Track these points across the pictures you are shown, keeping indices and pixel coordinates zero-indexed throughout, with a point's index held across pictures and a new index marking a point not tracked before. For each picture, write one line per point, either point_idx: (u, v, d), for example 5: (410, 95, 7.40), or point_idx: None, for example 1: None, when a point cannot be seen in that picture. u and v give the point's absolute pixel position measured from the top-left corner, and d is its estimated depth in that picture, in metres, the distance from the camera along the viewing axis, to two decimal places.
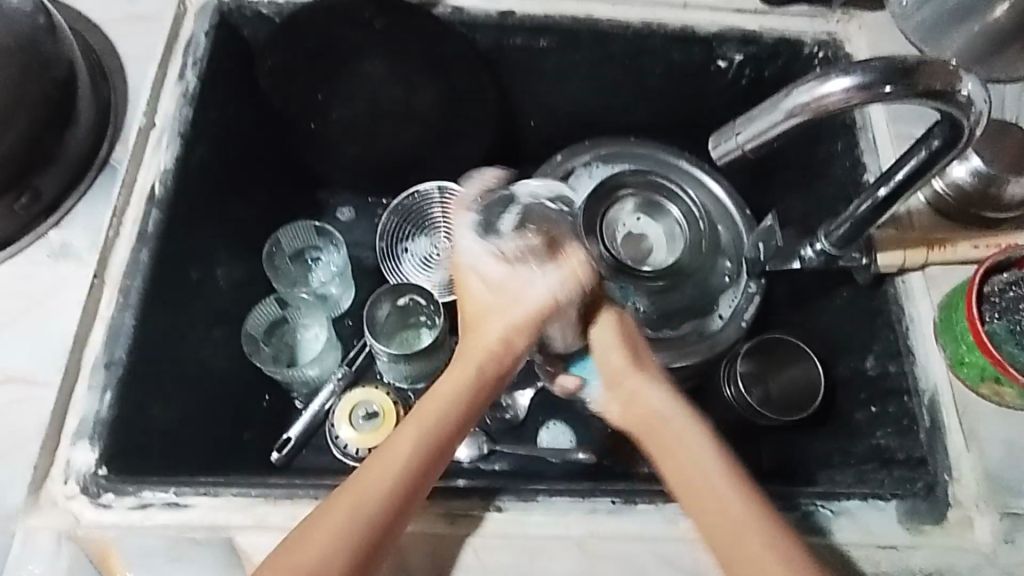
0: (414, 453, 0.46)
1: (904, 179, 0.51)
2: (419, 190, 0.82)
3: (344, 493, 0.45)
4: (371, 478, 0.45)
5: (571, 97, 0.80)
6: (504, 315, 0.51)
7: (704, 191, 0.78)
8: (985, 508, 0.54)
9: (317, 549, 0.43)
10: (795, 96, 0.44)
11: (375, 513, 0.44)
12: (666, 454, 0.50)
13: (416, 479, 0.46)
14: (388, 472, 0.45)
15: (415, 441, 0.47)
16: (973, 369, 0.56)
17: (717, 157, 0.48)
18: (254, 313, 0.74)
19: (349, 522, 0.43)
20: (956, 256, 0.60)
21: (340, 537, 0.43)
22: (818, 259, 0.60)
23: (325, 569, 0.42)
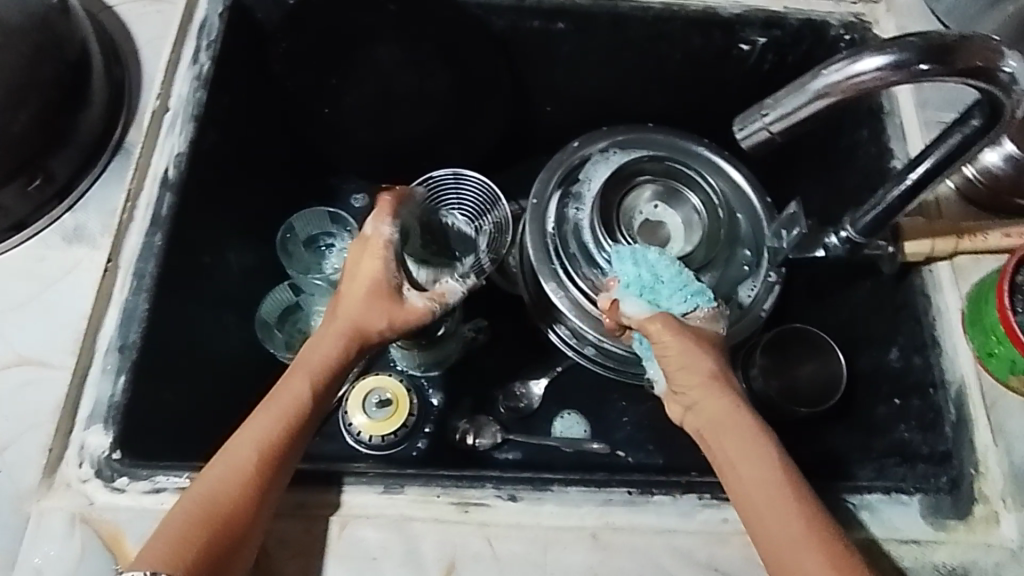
0: (274, 408, 0.50)
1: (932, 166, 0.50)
2: (433, 176, 0.83)
3: (224, 447, 0.48)
4: (249, 426, 0.49)
5: (588, 82, 0.79)
6: (366, 303, 0.56)
7: (723, 178, 0.77)
8: (1010, 504, 0.52)
9: (199, 488, 0.46)
10: (825, 76, 0.42)
11: (239, 471, 0.47)
12: (738, 472, 0.49)
13: (279, 437, 0.49)
14: (261, 426, 0.49)
15: (275, 398, 0.51)
16: (1003, 361, 0.54)
17: (741, 140, 0.46)
18: (267, 298, 0.74)
19: (212, 478, 0.47)
20: (988, 245, 0.58)
21: (212, 487, 0.46)
22: (843, 247, 0.58)
23: (214, 505, 0.45)
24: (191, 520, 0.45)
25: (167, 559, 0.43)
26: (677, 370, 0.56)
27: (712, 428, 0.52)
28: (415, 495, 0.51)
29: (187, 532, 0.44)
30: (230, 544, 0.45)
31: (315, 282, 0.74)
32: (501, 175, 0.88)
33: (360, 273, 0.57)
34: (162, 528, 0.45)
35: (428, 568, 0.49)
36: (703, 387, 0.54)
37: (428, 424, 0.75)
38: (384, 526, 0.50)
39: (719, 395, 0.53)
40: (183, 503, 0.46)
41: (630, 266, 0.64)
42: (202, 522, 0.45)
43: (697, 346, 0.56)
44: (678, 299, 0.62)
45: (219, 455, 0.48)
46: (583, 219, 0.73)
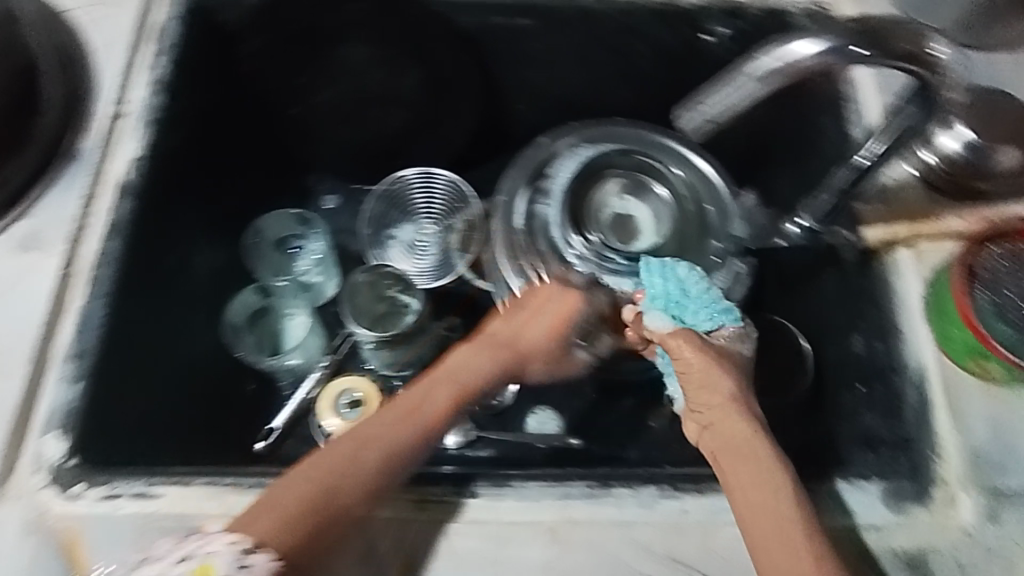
0: (399, 420, 0.51)
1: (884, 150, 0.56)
2: (402, 176, 0.85)
3: (357, 433, 0.49)
4: (384, 426, 0.50)
5: (555, 76, 0.79)
6: (538, 338, 0.64)
7: (690, 169, 0.76)
8: (969, 487, 0.52)
9: (318, 466, 0.47)
10: (762, 60, 0.43)
11: (357, 471, 0.47)
12: (750, 504, 0.47)
13: (397, 459, 0.49)
14: (388, 434, 0.50)
15: (412, 406, 0.52)
16: (959, 346, 0.54)
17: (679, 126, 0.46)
18: (235, 302, 0.74)
19: (331, 462, 0.47)
20: (946, 229, 0.58)
21: (328, 466, 0.47)
22: (804, 235, 0.61)
23: (321, 496, 0.46)
24: (304, 494, 0.46)
25: (277, 529, 0.44)
26: (696, 390, 0.54)
27: (721, 453, 0.50)
28: None
29: (293, 505, 0.45)
30: (312, 541, 0.45)
31: (284, 285, 0.78)
32: (473, 173, 0.87)
33: (533, 316, 0.64)
34: (279, 491, 0.46)
35: (386, 567, 0.49)
36: (723, 408, 0.52)
37: None
38: None
39: (739, 419, 0.52)
40: (302, 475, 0.47)
41: (657, 280, 0.60)
42: (310, 504, 0.45)
43: (716, 364, 0.54)
44: (704, 317, 0.58)
45: (351, 438, 0.49)
46: (551, 215, 0.73)
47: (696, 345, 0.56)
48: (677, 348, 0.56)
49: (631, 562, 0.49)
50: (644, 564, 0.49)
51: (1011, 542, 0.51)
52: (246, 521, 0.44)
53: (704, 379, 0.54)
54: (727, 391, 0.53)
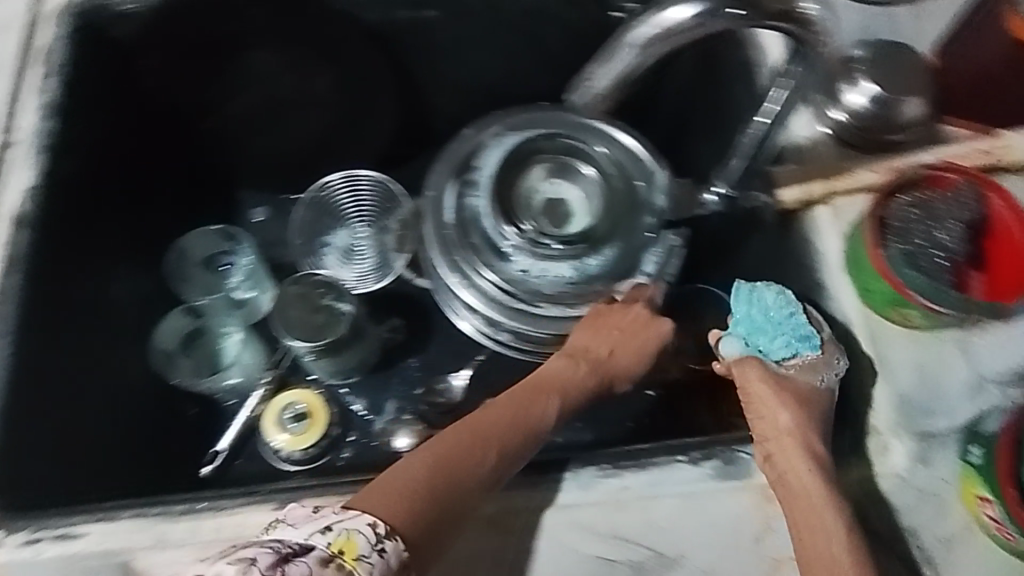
0: (502, 433, 0.50)
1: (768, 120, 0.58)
2: (329, 182, 0.84)
3: (456, 437, 0.49)
4: (482, 434, 0.50)
5: (472, 67, 0.78)
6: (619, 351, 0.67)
7: (616, 145, 0.75)
8: (898, 432, 0.53)
9: (417, 467, 0.47)
10: (642, 27, 0.53)
11: (455, 480, 0.47)
12: (809, 541, 0.46)
13: (494, 465, 0.49)
14: (499, 443, 0.50)
15: (514, 417, 0.52)
16: (878, 296, 0.55)
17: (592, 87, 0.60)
18: (162, 327, 0.72)
19: (428, 470, 0.47)
20: (858, 182, 0.59)
21: (453, 457, 0.48)
22: (723, 203, 0.62)
23: (418, 497, 0.45)
24: (429, 481, 0.46)
25: (397, 511, 0.44)
26: (755, 417, 0.52)
27: (780, 487, 0.49)
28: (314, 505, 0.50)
29: (426, 491, 0.46)
30: (418, 542, 0.43)
31: (215, 304, 0.76)
32: (402, 172, 0.87)
33: (616, 331, 0.67)
34: (400, 477, 0.46)
35: None
36: (782, 436, 0.50)
37: (352, 432, 0.73)
38: None
39: (802, 458, 0.49)
40: (424, 459, 0.48)
41: (739, 301, 0.55)
42: (424, 492, 0.45)
43: (779, 398, 0.52)
44: (781, 345, 0.54)
45: (451, 442, 0.49)
46: (481, 205, 0.72)
47: (765, 374, 0.53)
48: (743, 375, 0.54)
49: (573, 544, 0.49)
50: (586, 544, 0.49)
51: (940, 481, 0.52)
52: (365, 499, 0.44)
53: (760, 413, 0.52)
54: (788, 424, 0.50)
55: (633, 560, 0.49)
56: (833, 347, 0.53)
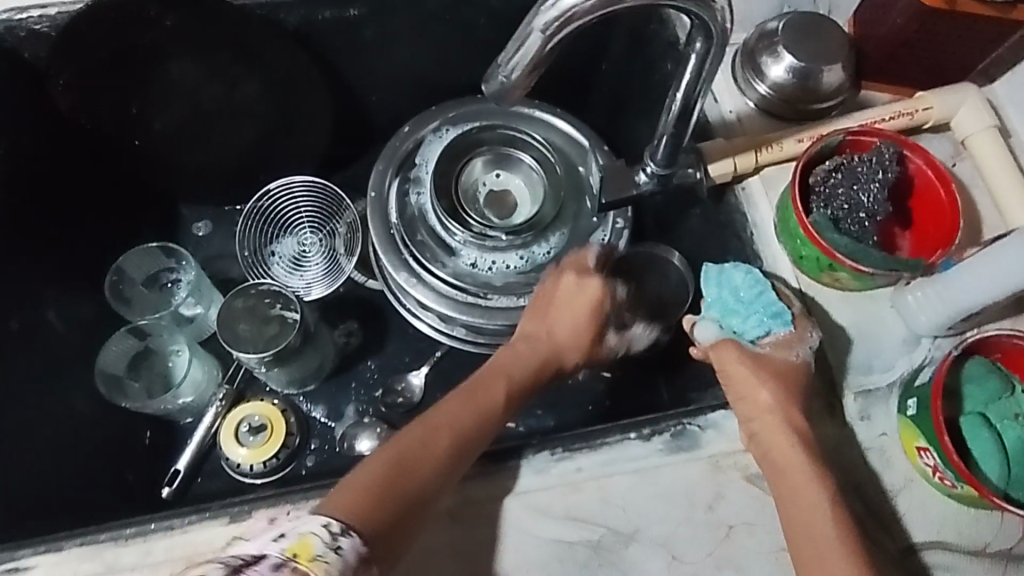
0: (460, 425, 0.50)
1: (686, 93, 0.52)
2: (271, 190, 0.82)
3: (409, 435, 0.49)
4: (442, 424, 0.50)
5: (400, 64, 0.78)
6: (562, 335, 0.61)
7: (552, 131, 0.77)
8: (839, 390, 0.55)
9: (381, 467, 0.47)
10: (542, 12, 0.43)
11: (420, 479, 0.47)
12: (797, 513, 0.47)
13: (451, 459, 0.49)
14: (453, 434, 0.50)
15: (468, 401, 0.53)
16: (810, 261, 0.56)
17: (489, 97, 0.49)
18: (109, 350, 0.71)
19: (392, 467, 0.47)
20: (786, 152, 0.60)
21: (415, 459, 0.47)
22: (652, 181, 0.60)
23: (385, 493, 0.45)
24: (387, 485, 0.45)
25: (358, 509, 0.43)
26: (737, 397, 0.53)
27: (768, 461, 0.50)
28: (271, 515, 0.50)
29: (382, 494, 0.45)
30: (385, 546, 0.43)
31: (161, 321, 0.73)
32: (346, 173, 0.86)
33: (552, 315, 0.61)
34: (359, 477, 0.45)
35: None
36: (767, 411, 0.51)
37: (313, 440, 0.74)
38: None
39: (785, 428, 0.50)
40: (382, 461, 0.47)
41: (710, 285, 0.56)
42: (387, 490, 0.45)
43: (756, 373, 0.53)
44: (755, 323, 0.55)
45: (409, 439, 0.49)
46: (426, 203, 0.73)
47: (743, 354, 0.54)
48: (721, 356, 0.54)
49: (531, 529, 0.49)
50: (544, 528, 0.49)
51: (881, 434, 0.53)
52: (331, 501, 0.44)
53: (740, 391, 0.53)
54: (769, 398, 0.51)
55: (590, 538, 0.49)
56: (805, 322, 0.54)
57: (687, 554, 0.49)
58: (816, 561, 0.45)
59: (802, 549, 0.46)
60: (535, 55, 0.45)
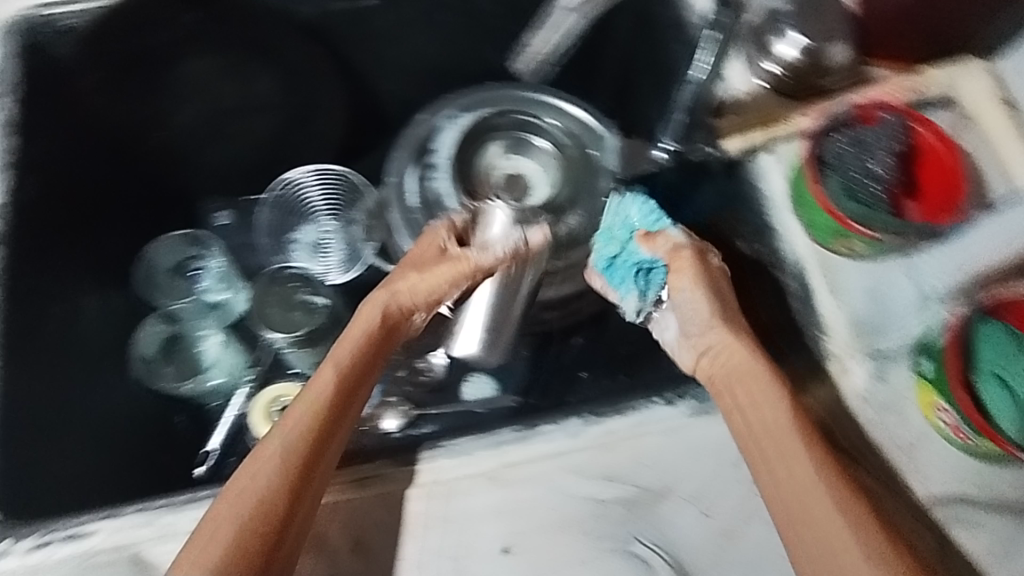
0: (304, 421, 0.51)
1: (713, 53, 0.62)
2: (288, 178, 0.77)
3: (261, 452, 0.49)
4: (288, 430, 0.50)
5: (413, 51, 0.79)
6: (404, 287, 0.61)
7: (568, 116, 0.78)
8: (856, 354, 0.57)
9: (232, 498, 0.47)
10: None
11: (273, 489, 0.47)
12: (757, 415, 0.50)
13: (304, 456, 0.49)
14: (299, 426, 0.50)
15: (309, 397, 0.52)
16: (824, 230, 0.59)
17: (521, 66, 0.63)
18: (139, 337, 0.71)
19: (242, 493, 0.47)
20: (795, 128, 0.64)
21: (262, 476, 0.48)
22: (673, 159, 0.65)
23: (251, 517, 0.46)
24: (240, 514, 0.46)
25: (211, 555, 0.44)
26: (684, 305, 0.56)
27: (721, 379, 0.53)
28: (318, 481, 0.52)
29: (232, 523, 0.45)
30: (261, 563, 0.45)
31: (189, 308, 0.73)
32: None
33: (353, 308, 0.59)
34: (208, 523, 0.46)
35: (340, 547, 0.50)
36: (709, 325, 0.55)
37: None
38: None
39: (738, 337, 0.54)
40: (228, 492, 0.47)
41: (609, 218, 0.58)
42: (249, 512, 0.46)
43: (703, 285, 0.56)
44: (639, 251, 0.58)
45: (258, 458, 0.49)
46: (443, 188, 0.75)
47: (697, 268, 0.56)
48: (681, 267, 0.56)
49: (568, 488, 0.52)
50: (580, 487, 0.52)
51: (898, 394, 0.56)
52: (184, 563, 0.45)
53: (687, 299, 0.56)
54: (705, 302, 0.55)
55: (623, 497, 0.51)
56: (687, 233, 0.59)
57: (717, 509, 0.51)
58: (782, 458, 0.48)
59: (770, 457, 0.49)
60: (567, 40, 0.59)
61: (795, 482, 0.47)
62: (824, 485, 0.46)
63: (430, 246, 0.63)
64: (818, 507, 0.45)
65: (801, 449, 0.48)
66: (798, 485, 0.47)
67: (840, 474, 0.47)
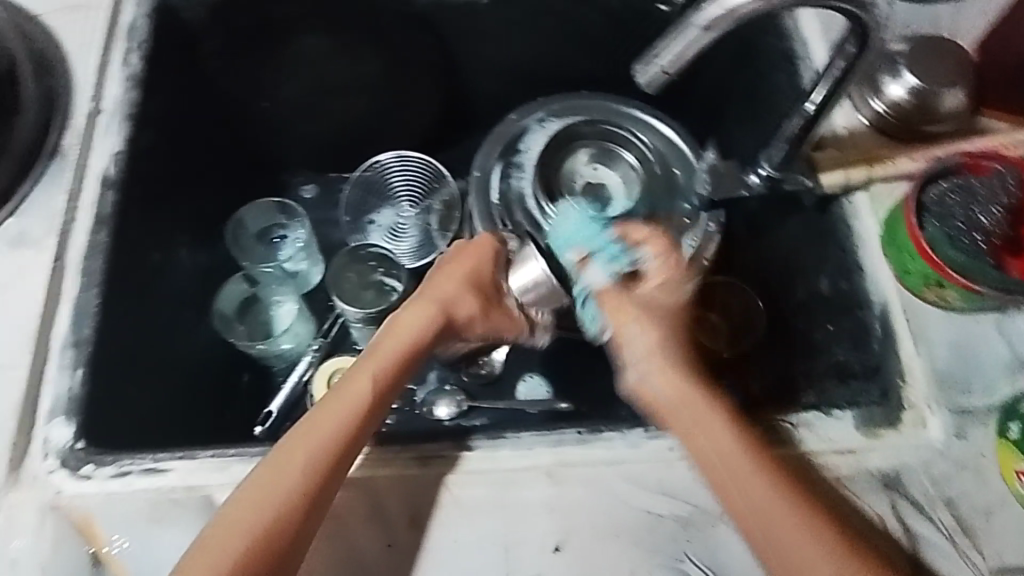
0: (324, 435, 0.49)
1: (828, 91, 0.55)
2: (379, 161, 0.87)
3: (275, 462, 0.49)
4: (304, 444, 0.49)
5: (515, 51, 0.80)
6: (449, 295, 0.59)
7: (654, 134, 0.79)
8: (935, 407, 0.55)
9: (242, 509, 0.47)
10: (707, 10, 0.44)
11: (282, 506, 0.47)
12: (701, 441, 0.50)
13: (317, 471, 0.48)
14: (316, 442, 0.49)
15: (332, 406, 0.51)
16: (917, 276, 0.58)
17: (643, 84, 0.49)
18: (223, 292, 0.76)
19: (250, 507, 0.47)
20: (898, 170, 0.62)
21: (270, 490, 0.47)
22: (763, 184, 0.62)
23: (257, 531, 0.46)
24: (247, 530, 0.46)
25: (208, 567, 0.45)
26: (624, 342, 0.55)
27: (665, 409, 0.52)
28: (378, 453, 0.53)
29: (240, 540, 0.46)
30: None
31: (269, 272, 0.79)
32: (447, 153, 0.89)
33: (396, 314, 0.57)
34: (215, 536, 0.46)
35: (397, 521, 0.51)
36: (652, 353, 0.53)
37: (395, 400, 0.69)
38: (350, 486, 0.52)
39: (668, 365, 0.53)
40: (236, 502, 0.48)
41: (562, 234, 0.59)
42: (257, 528, 0.46)
43: (641, 319, 0.54)
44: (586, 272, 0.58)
45: (273, 469, 0.48)
46: (526, 188, 0.75)
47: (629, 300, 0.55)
48: (616, 307, 0.55)
49: (627, 498, 0.52)
50: (638, 498, 0.52)
51: (977, 453, 0.54)
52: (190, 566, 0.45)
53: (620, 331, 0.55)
54: (642, 338, 0.54)
55: (680, 514, 0.51)
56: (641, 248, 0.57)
57: None
58: (740, 487, 0.48)
59: (734, 488, 0.48)
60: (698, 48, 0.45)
61: (761, 503, 0.47)
62: (784, 501, 0.47)
63: (481, 261, 0.60)
64: (779, 520, 0.47)
65: (763, 481, 0.48)
66: (761, 510, 0.47)
67: (806, 504, 0.47)
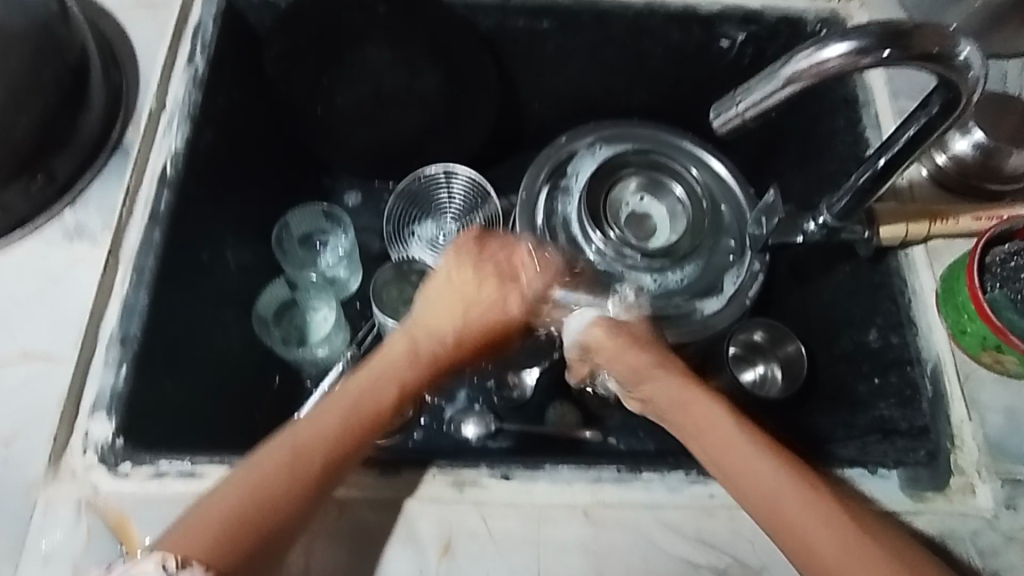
0: (340, 421, 0.50)
1: (903, 147, 0.51)
2: (425, 172, 0.84)
3: (290, 440, 0.49)
4: (316, 430, 0.49)
5: (571, 76, 0.80)
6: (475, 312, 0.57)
7: (705, 169, 0.79)
8: (986, 475, 0.54)
9: (244, 479, 0.47)
10: (793, 63, 0.44)
11: (281, 481, 0.47)
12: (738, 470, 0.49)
13: (321, 460, 0.48)
14: (328, 428, 0.50)
15: (351, 401, 0.52)
16: (974, 338, 0.56)
17: (718, 127, 0.48)
18: (264, 294, 0.76)
19: (250, 480, 0.47)
20: (960, 228, 0.60)
21: (265, 480, 0.47)
22: (821, 232, 0.61)
23: (253, 506, 0.45)
24: (240, 503, 0.45)
25: (202, 546, 0.43)
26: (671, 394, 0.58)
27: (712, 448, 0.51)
28: (413, 477, 0.52)
29: (233, 517, 0.45)
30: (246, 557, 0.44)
31: (311, 277, 0.79)
32: (492, 170, 0.89)
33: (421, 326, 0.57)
34: (206, 509, 0.45)
35: (426, 549, 0.50)
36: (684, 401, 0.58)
37: (424, 415, 0.71)
38: (383, 508, 0.51)
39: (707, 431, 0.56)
40: (235, 482, 0.46)
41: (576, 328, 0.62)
42: (251, 503, 0.46)
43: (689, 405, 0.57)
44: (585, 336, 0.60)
45: (285, 449, 0.48)
46: (571, 213, 0.75)
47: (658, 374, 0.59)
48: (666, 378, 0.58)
49: (662, 544, 0.51)
50: (673, 544, 0.51)
51: None
52: (174, 538, 0.44)
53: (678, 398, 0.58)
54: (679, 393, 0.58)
55: (716, 565, 0.50)
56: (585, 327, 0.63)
57: None
58: (792, 520, 0.46)
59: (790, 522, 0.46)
60: (779, 99, 0.45)
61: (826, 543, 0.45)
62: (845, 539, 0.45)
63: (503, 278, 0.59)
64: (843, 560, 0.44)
65: (821, 515, 0.46)
66: (829, 545, 0.45)
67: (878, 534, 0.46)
